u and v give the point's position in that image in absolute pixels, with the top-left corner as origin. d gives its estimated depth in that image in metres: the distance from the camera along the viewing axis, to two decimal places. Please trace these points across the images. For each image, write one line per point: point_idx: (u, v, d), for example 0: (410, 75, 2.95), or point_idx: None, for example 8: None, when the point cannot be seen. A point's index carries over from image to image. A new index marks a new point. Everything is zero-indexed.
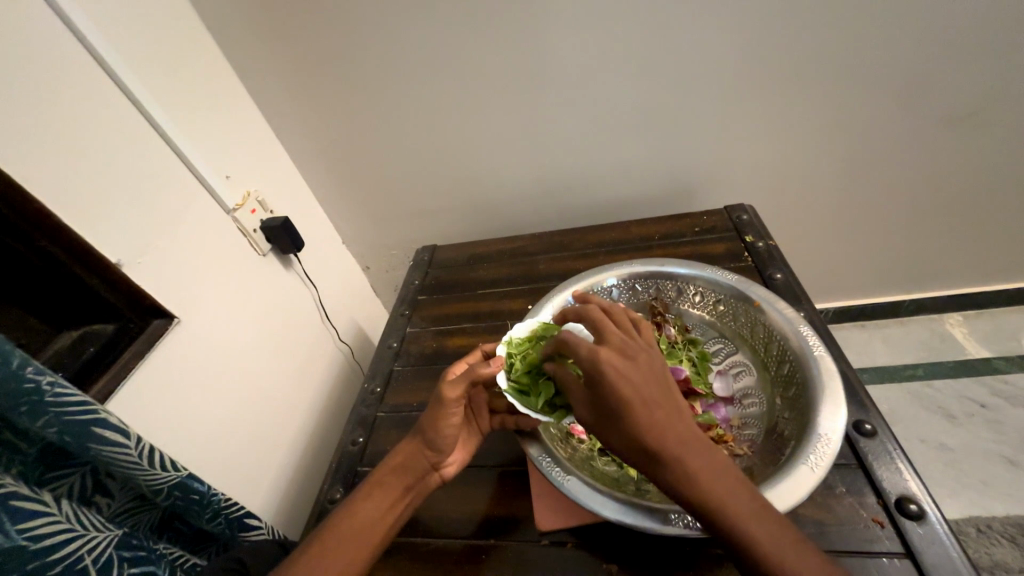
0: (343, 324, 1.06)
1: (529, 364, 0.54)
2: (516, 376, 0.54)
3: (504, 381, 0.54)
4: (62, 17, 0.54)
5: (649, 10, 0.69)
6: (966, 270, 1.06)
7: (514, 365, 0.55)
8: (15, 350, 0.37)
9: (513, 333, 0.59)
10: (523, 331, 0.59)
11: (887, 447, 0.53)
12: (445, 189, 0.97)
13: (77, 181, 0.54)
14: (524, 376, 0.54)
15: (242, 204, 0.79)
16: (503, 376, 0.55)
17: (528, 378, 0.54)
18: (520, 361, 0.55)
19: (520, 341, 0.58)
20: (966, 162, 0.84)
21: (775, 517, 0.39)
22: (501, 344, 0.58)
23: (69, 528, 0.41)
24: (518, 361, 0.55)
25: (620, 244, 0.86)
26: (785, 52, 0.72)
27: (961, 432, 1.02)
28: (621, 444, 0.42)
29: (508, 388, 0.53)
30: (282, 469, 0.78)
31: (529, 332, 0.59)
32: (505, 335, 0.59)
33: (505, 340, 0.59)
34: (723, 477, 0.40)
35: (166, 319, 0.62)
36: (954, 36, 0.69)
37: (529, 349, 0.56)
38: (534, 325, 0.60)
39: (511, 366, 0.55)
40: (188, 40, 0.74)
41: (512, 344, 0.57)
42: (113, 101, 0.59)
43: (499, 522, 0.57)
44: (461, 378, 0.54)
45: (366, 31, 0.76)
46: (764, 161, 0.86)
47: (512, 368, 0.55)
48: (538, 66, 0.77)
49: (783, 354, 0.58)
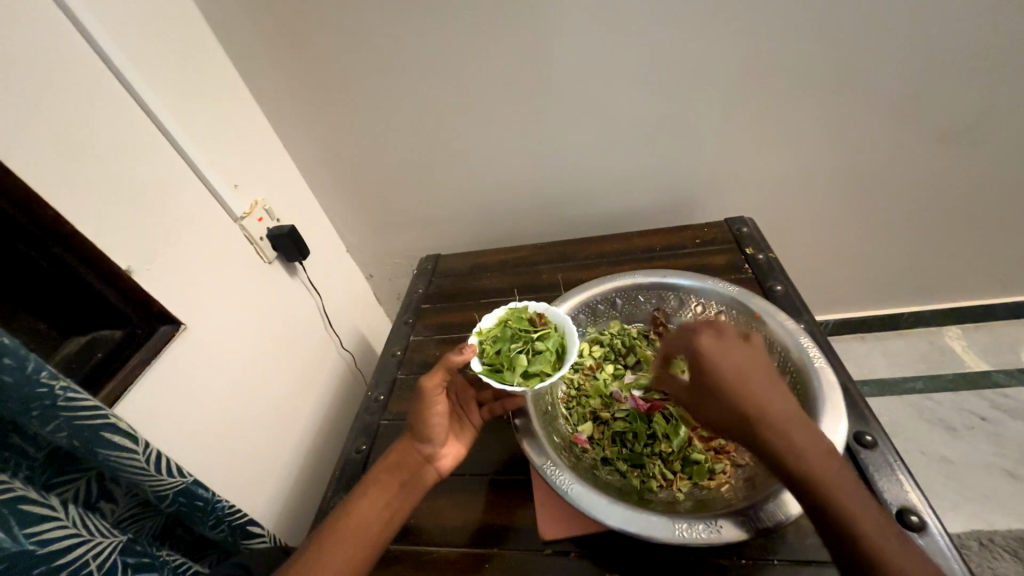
0: (346, 332, 1.06)
1: (499, 345, 0.57)
2: (488, 358, 0.57)
3: (476, 366, 0.56)
4: (84, 34, 0.57)
5: (649, 26, 0.71)
6: (963, 284, 1.07)
7: (485, 349, 0.58)
8: (32, 356, 0.37)
9: (483, 323, 0.61)
10: (490, 321, 0.61)
11: (887, 458, 0.53)
12: (449, 199, 0.99)
13: (90, 189, 0.55)
14: (495, 356, 0.57)
15: (249, 212, 0.80)
16: (475, 361, 0.57)
17: (499, 357, 0.56)
18: (491, 346, 0.58)
19: (489, 330, 0.60)
20: (960, 176, 0.86)
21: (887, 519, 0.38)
22: (471, 335, 0.60)
23: (75, 533, 0.41)
24: (488, 345, 0.58)
25: (622, 255, 0.87)
26: (780, 69, 0.74)
27: (961, 444, 1.02)
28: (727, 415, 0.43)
29: (481, 370, 0.56)
30: (284, 476, 0.78)
31: (498, 319, 0.61)
32: (475, 327, 0.61)
33: (474, 331, 0.61)
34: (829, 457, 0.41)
35: (173, 325, 0.63)
36: (942, 56, 0.71)
37: (498, 332, 0.59)
38: (500, 314, 0.61)
39: (483, 352, 0.58)
40: (201, 54, 0.76)
41: (482, 333, 0.60)
42: (127, 111, 0.61)
43: (499, 529, 0.57)
44: (437, 365, 0.55)
45: (373, 44, 0.78)
46: (763, 174, 0.88)
47: (483, 352, 0.57)
48: (541, 79, 0.78)
49: (784, 366, 0.59)
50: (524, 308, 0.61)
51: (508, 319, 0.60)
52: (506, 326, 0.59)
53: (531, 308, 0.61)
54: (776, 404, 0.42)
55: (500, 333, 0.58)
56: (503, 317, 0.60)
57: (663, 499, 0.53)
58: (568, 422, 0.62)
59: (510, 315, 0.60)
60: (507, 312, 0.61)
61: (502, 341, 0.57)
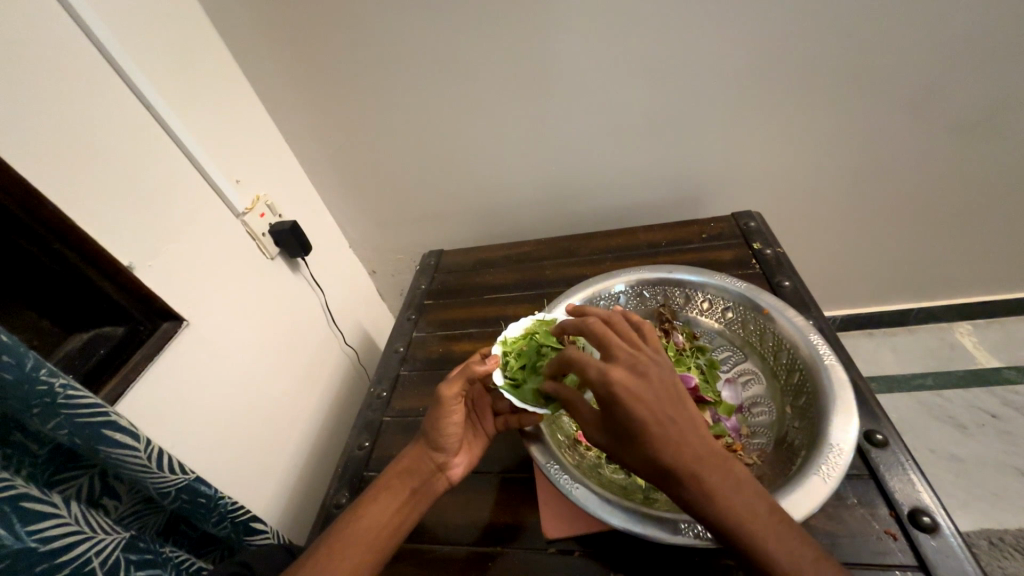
0: (349, 328, 1.06)
1: (524, 360, 0.56)
2: (511, 372, 0.55)
3: (499, 378, 0.55)
4: (84, 29, 0.56)
5: (656, 16, 0.69)
6: (975, 280, 1.05)
7: (509, 362, 0.57)
8: (30, 352, 0.37)
9: (508, 333, 0.60)
10: (517, 331, 0.60)
11: (899, 458, 0.52)
12: (453, 194, 0.98)
13: (88, 184, 0.55)
14: (519, 372, 0.55)
15: (251, 208, 0.80)
16: (498, 373, 0.56)
17: (523, 373, 0.55)
18: (515, 358, 0.57)
19: (515, 340, 0.59)
20: (975, 170, 0.84)
21: (798, 535, 0.38)
22: (496, 343, 0.59)
23: (78, 530, 0.41)
24: (512, 358, 0.57)
25: (627, 250, 0.86)
26: (791, 61, 0.72)
27: (971, 442, 1.00)
28: (635, 464, 0.42)
29: (503, 384, 0.55)
30: (288, 472, 0.78)
31: (524, 331, 0.60)
32: (500, 335, 0.61)
33: (499, 339, 0.60)
34: (738, 492, 0.39)
35: (176, 321, 0.63)
36: (960, 46, 0.69)
37: (524, 345, 0.58)
38: (528, 324, 0.61)
39: (506, 364, 0.57)
40: (200, 47, 0.75)
41: (506, 343, 0.59)
42: (126, 106, 0.60)
43: (503, 528, 0.57)
44: (459, 373, 0.54)
45: (374, 37, 0.76)
46: (771, 168, 0.86)
47: (507, 365, 0.56)
48: (545, 71, 0.77)
49: (793, 363, 0.57)
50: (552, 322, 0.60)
51: (535, 333, 0.59)
52: (533, 339, 0.58)
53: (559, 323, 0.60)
54: (669, 457, 0.40)
55: (526, 347, 0.57)
56: (530, 330, 0.59)
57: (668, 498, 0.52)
58: (572, 419, 0.61)
59: (537, 329, 0.59)
60: (533, 323, 0.61)
61: (527, 356, 0.56)
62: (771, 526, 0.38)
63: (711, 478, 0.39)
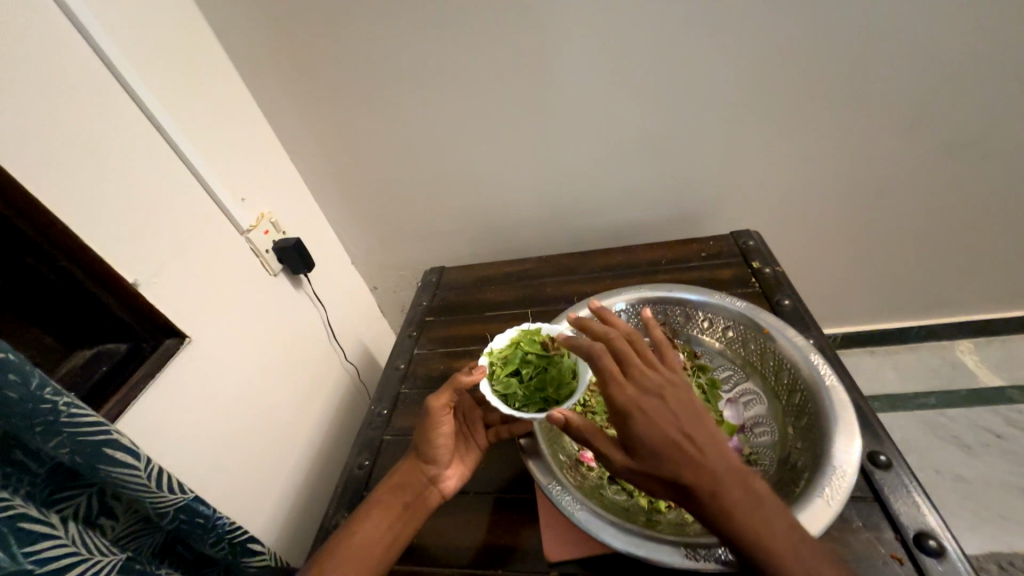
0: (350, 344, 1.06)
1: (510, 368, 0.56)
2: (498, 381, 0.56)
3: (486, 388, 0.55)
4: (104, 59, 0.59)
5: (649, 43, 0.72)
6: (974, 298, 1.06)
7: (496, 372, 0.57)
8: (37, 370, 0.37)
9: (495, 344, 0.60)
10: (503, 342, 0.60)
11: (903, 480, 0.51)
12: (455, 211, 0.99)
13: (97, 204, 0.56)
14: (506, 381, 0.55)
15: (256, 225, 0.81)
16: (486, 385, 0.55)
17: (510, 381, 0.55)
18: (502, 368, 0.57)
19: (501, 351, 0.59)
20: (967, 189, 0.85)
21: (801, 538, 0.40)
22: (482, 355, 0.59)
23: (74, 552, 0.40)
24: (499, 368, 0.57)
25: (627, 268, 0.87)
26: (780, 85, 0.75)
27: (976, 462, 0.99)
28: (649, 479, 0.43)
29: (492, 393, 0.55)
30: (285, 492, 0.77)
31: (510, 340, 0.60)
32: (487, 347, 0.61)
33: (486, 351, 0.60)
34: (748, 506, 0.41)
35: (178, 337, 0.63)
36: (943, 74, 0.72)
37: (510, 354, 0.58)
38: (514, 335, 0.61)
39: (493, 375, 0.57)
40: (210, 69, 0.77)
41: (493, 354, 0.59)
42: (137, 125, 0.62)
43: (502, 550, 0.56)
44: (446, 386, 0.54)
45: (379, 62, 0.79)
46: (767, 187, 0.88)
47: (494, 376, 0.56)
48: (543, 94, 0.79)
49: (794, 383, 0.57)
50: (538, 330, 0.61)
51: (520, 340, 0.59)
52: (518, 348, 0.58)
53: (544, 331, 0.60)
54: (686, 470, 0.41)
55: (511, 355, 0.58)
56: (516, 339, 0.60)
57: (671, 520, 0.52)
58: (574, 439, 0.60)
59: (524, 337, 0.60)
60: (520, 333, 0.61)
61: (513, 365, 0.56)
62: (778, 520, 0.40)
63: (718, 454, 0.42)
